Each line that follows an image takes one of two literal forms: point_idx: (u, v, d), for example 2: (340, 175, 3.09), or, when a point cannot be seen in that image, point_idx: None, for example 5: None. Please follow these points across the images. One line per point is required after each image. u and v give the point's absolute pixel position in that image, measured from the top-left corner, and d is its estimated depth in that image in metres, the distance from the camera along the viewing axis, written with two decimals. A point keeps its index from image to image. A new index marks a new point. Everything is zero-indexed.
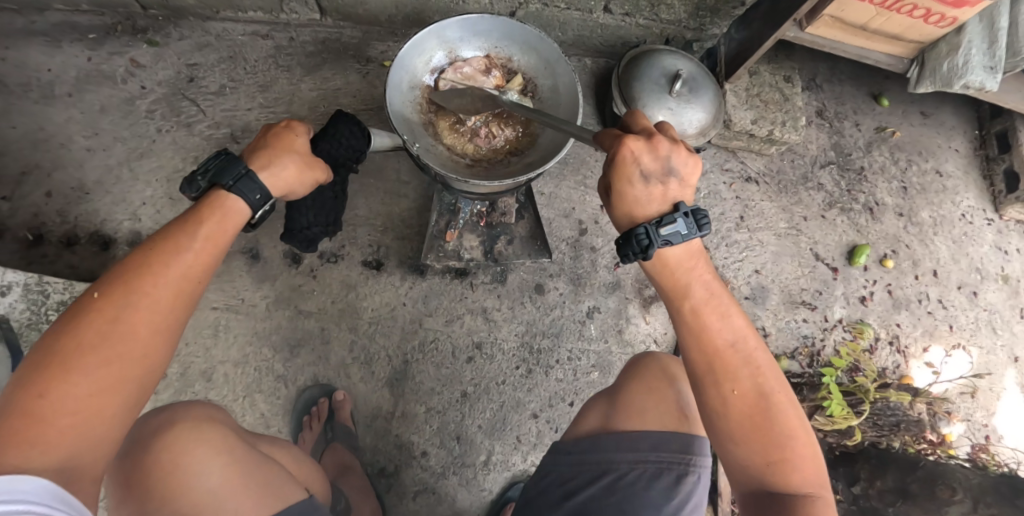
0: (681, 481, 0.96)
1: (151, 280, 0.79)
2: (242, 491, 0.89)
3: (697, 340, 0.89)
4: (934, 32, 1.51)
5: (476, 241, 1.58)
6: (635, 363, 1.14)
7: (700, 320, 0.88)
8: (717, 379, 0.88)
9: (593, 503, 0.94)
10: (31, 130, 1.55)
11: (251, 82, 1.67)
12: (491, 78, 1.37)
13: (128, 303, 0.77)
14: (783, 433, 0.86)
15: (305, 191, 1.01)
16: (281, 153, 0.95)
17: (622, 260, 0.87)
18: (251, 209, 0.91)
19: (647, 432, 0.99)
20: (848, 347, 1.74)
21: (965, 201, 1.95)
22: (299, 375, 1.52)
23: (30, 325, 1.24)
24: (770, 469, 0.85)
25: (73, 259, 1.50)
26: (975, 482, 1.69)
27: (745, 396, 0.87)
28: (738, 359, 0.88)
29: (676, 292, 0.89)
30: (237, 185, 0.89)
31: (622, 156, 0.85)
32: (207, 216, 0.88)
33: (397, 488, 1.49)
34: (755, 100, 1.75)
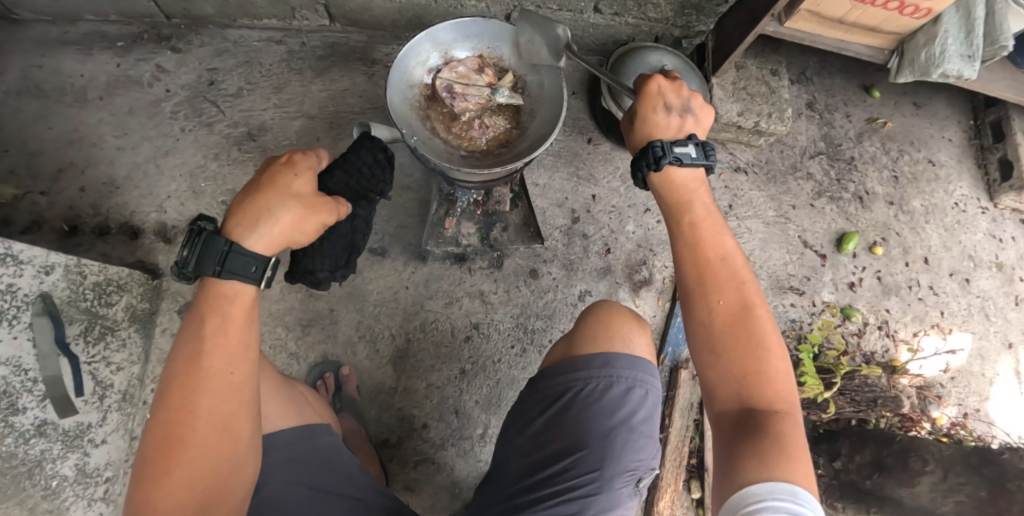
0: (632, 391, 1.09)
1: (208, 356, 0.86)
2: (275, 402, 1.05)
3: (694, 255, 1.00)
4: (911, 23, 1.56)
5: (473, 228, 1.69)
6: (587, 309, 1.29)
7: (698, 237, 1.01)
8: (707, 292, 0.97)
9: (558, 417, 1.09)
10: (67, 131, 1.71)
11: (266, 84, 1.81)
12: (484, 76, 1.46)
13: (199, 384, 0.85)
14: (761, 348, 0.93)
15: (313, 236, 1.00)
16: (270, 212, 0.94)
17: (639, 167, 1.01)
18: (249, 281, 0.92)
19: (599, 351, 1.12)
20: (821, 324, 1.78)
21: (958, 190, 1.97)
22: (309, 353, 1.64)
23: (69, 302, 1.36)
24: (747, 379, 0.92)
25: (105, 247, 1.65)
26: (948, 454, 1.74)
27: (729, 308, 0.96)
28: (725, 271, 0.98)
29: (679, 211, 1.03)
30: (225, 266, 0.90)
31: (648, 89, 1.05)
32: (230, 283, 0.91)
33: (399, 458, 1.60)
34: (742, 93, 1.82)
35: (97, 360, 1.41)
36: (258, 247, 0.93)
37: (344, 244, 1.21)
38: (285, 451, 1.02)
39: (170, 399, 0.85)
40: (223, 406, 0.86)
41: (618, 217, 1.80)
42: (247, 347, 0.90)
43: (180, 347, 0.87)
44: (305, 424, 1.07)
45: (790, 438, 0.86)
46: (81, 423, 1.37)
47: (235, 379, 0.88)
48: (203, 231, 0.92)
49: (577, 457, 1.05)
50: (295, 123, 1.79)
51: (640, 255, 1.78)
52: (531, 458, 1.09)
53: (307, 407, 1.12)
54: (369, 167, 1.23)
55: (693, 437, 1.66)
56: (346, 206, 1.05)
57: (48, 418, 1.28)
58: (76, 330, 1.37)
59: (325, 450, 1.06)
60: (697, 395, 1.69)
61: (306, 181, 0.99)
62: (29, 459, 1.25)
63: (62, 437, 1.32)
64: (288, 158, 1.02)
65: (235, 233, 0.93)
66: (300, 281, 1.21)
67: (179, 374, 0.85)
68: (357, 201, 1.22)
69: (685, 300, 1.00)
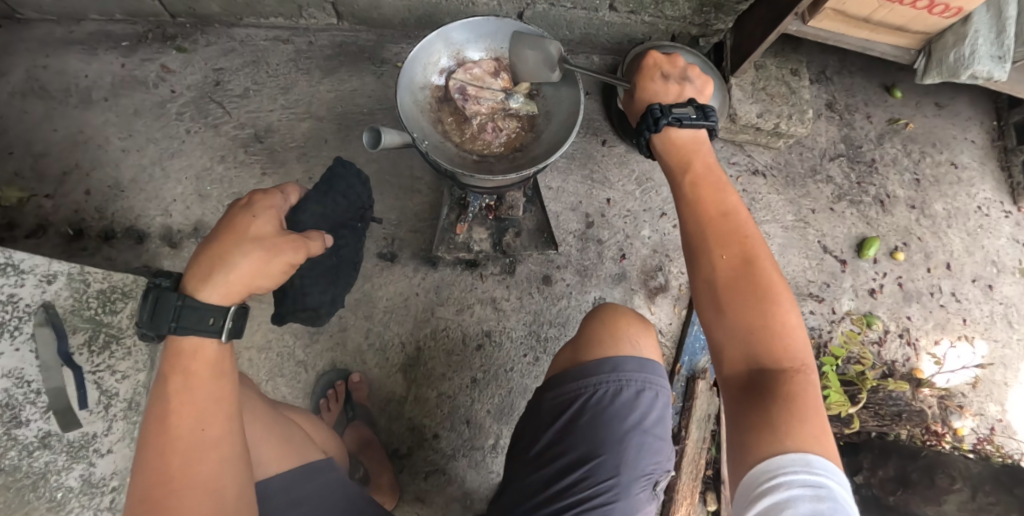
0: (642, 394, 1.04)
1: (177, 419, 0.83)
2: (269, 445, 1.01)
3: (695, 211, 0.94)
4: (940, 22, 1.51)
5: (485, 233, 1.64)
6: (590, 311, 1.24)
7: (698, 192, 0.95)
8: (710, 246, 0.90)
9: (568, 427, 1.04)
10: (72, 133, 1.67)
11: (273, 84, 1.77)
12: (502, 79, 1.41)
13: (173, 451, 0.82)
14: (770, 303, 0.86)
15: (280, 277, 0.93)
16: (227, 260, 0.88)
17: (639, 132, 1.01)
18: (210, 335, 0.87)
19: (607, 356, 1.07)
20: (846, 336, 1.73)
21: (981, 193, 1.89)
22: (318, 360, 1.61)
23: (73, 311, 1.35)
24: (753, 335, 0.85)
25: (110, 252, 1.61)
26: (976, 472, 1.67)
27: (733, 261, 0.88)
28: (729, 225, 0.92)
29: (680, 168, 0.98)
30: (180, 323, 0.86)
31: (646, 64, 1.08)
32: (190, 338, 0.87)
33: (410, 469, 1.57)
34: (761, 94, 1.77)
35: (102, 369, 1.37)
36: (214, 299, 0.88)
37: (328, 277, 1.21)
38: (284, 497, 0.98)
39: (148, 473, 0.82)
40: (204, 465, 0.83)
41: (633, 221, 1.76)
42: (218, 400, 0.87)
43: (150, 418, 0.84)
44: (303, 464, 1.03)
45: (806, 403, 0.79)
46: (87, 434, 1.31)
47: (210, 435, 0.85)
48: (156, 286, 0.88)
49: (593, 466, 1.01)
50: (303, 124, 1.75)
51: (655, 260, 1.74)
52: (544, 470, 1.05)
53: (306, 443, 1.08)
54: (344, 195, 1.23)
55: (709, 449, 1.63)
56: (316, 242, 0.99)
57: (51, 431, 1.23)
58: (79, 340, 1.35)
59: (328, 489, 1.02)
60: (715, 406, 1.65)
61: (265, 223, 0.93)
62: (35, 471, 1.22)
63: (68, 448, 1.27)
64: (247, 200, 0.97)
65: (190, 286, 0.88)
66: (287, 320, 1.20)
67: (151, 444, 0.83)
68: (338, 231, 1.22)
69: (688, 259, 0.93)
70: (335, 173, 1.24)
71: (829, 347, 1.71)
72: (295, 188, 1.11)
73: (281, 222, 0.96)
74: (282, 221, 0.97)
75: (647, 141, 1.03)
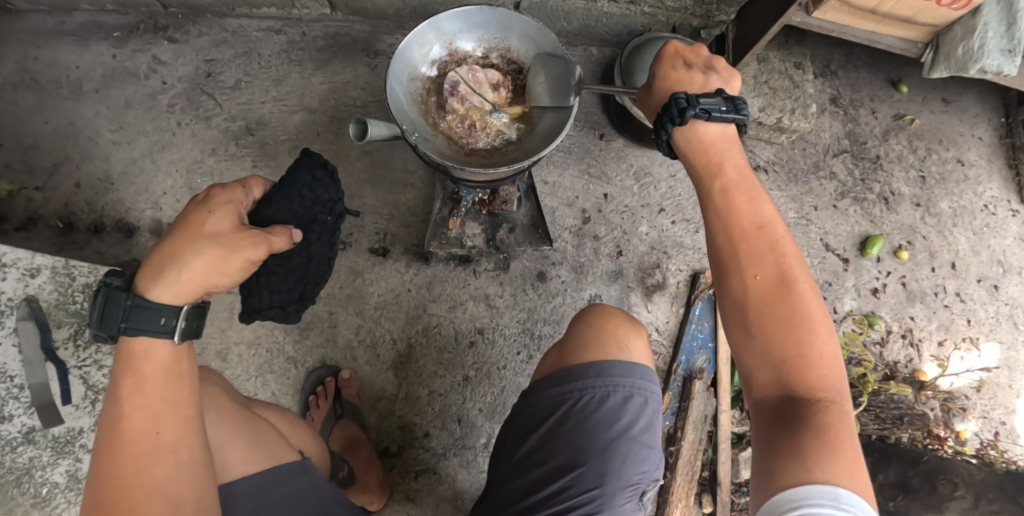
0: (630, 401, 1.01)
1: (130, 422, 0.84)
2: (237, 447, 0.99)
3: (726, 224, 0.87)
4: (948, 14, 1.45)
5: (479, 228, 1.61)
6: (581, 311, 1.22)
7: (730, 201, 0.88)
8: (742, 264, 0.85)
9: (551, 434, 1.02)
10: (62, 125, 1.65)
11: (265, 76, 1.74)
12: (496, 93, 1.39)
13: (127, 454, 0.83)
14: (805, 327, 0.82)
15: (240, 275, 0.91)
16: (178, 258, 0.87)
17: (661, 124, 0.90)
18: (162, 336, 0.88)
19: (593, 360, 1.04)
20: (847, 337, 1.69)
21: (988, 191, 1.83)
22: (308, 357, 1.59)
23: (57, 305, 1.32)
24: (787, 366, 0.81)
25: (100, 246, 1.60)
26: (979, 478, 1.66)
27: (767, 284, 0.83)
28: (764, 241, 0.85)
29: (710, 171, 0.90)
30: (130, 323, 0.86)
31: (665, 53, 0.98)
32: (143, 340, 0.87)
33: (400, 467, 1.55)
34: (763, 87, 1.72)
35: (87, 364, 1.33)
36: (164, 298, 0.87)
37: (296, 275, 1.12)
38: (251, 500, 0.96)
39: (102, 476, 0.82)
40: (159, 469, 0.84)
41: (630, 217, 1.72)
42: (172, 403, 0.87)
43: (105, 421, 0.86)
44: (273, 465, 1.01)
45: (839, 434, 0.76)
46: (71, 429, 1.30)
47: (166, 438, 0.86)
48: (107, 286, 0.88)
49: (576, 474, 0.99)
50: (296, 117, 1.73)
51: (653, 257, 1.70)
52: (526, 477, 1.03)
53: (279, 442, 1.06)
54: (311, 188, 1.13)
55: (706, 450, 1.59)
56: (281, 235, 0.95)
57: (33, 425, 1.27)
58: (64, 334, 1.32)
59: (296, 492, 1.00)
60: (712, 406, 1.62)
61: (221, 219, 0.92)
62: (17, 467, 1.26)
63: (52, 444, 1.28)
64: (204, 196, 0.95)
65: (141, 285, 0.88)
66: (256, 318, 1.14)
67: (106, 447, 0.84)
68: (307, 226, 1.12)
69: (716, 274, 0.88)
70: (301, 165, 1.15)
71: None
72: (258, 182, 1.10)
73: (240, 217, 0.95)
74: (242, 216, 0.95)
75: (669, 136, 0.92)
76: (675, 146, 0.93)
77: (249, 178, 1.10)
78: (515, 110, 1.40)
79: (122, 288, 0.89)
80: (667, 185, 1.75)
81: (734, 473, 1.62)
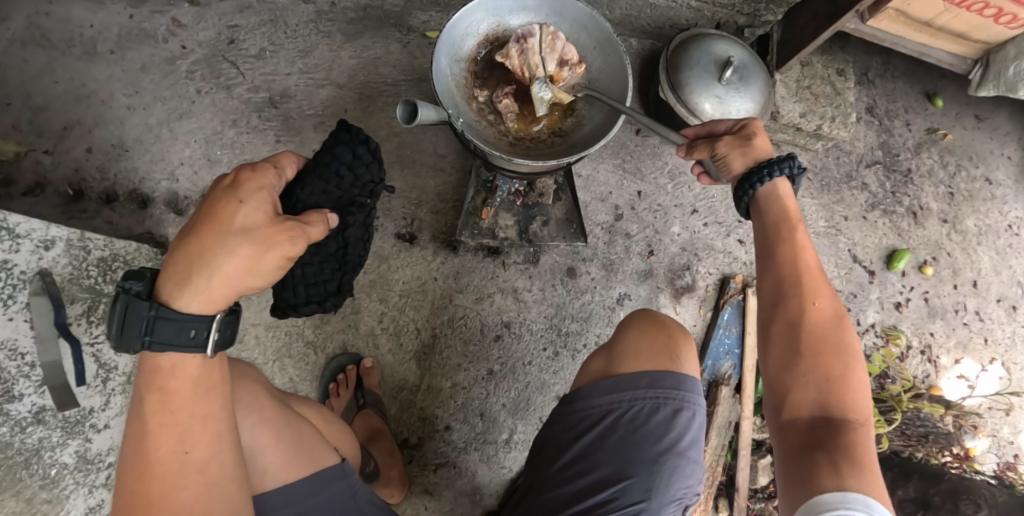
0: (679, 415, 1.03)
1: (156, 443, 0.78)
2: (276, 452, 0.95)
3: (796, 255, 0.92)
4: (1004, 32, 1.44)
5: (511, 220, 1.56)
6: (629, 318, 1.23)
7: (805, 241, 0.94)
8: (804, 291, 0.90)
9: (598, 443, 1.02)
10: (73, 86, 1.54)
11: (292, 47, 1.65)
12: (559, 68, 1.26)
13: (153, 476, 0.78)
14: (850, 359, 0.87)
15: (275, 274, 0.82)
16: (208, 259, 0.77)
17: (784, 161, 0.94)
18: (192, 349, 0.79)
19: (644, 370, 1.06)
20: (880, 354, 1.70)
21: (1013, 211, 1.84)
22: (328, 342, 1.53)
23: (71, 279, 1.21)
24: (830, 383, 0.84)
25: (112, 216, 1.51)
26: (1003, 500, 1.67)
27: (823, 312, 0.89)
28: (823, 279, 0.92)
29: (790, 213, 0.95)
30: (155, 337, 0.77)
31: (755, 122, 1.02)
32: (168, 354, 0.79)
33: (419, 460, 1.53)
34: (805, 92, 1.70)
35: (100, 340, 1.24)
36: (194, 308, 0.78)
37: (333, 265, 1.03)
38: (290, 509, 0.94)
39: (129, 496, 0.78)
40: (187, 490, 0.78)
41: (663, 216, 1.70)
42: (202, 419, 0.80)
43: (130, 437, 0.80)
44: (313, 472, 0.97)
45: (870, 456, 0.77)
46: (82, 408, 1.16)
47: (194, 458, 0.80)
48: (126, 291, 0.78)
49: (623, 486, 0.98)
50: (322, 92, 1.65)
51: (683, 259, 1.68)
52: (570, 485, 1.01)
53: (317, 443, 1.01)
54: (351, 166, 1.02)
55: (726, 456, 1.62)
56: (317, 225, 0.86)
57: (44, 405, 1.07)
58: (78, 310, 1.20)
59: (334, 501, 0.97)
60: (735, 413, 1.63)
61: (254, 209, 0.81)
62: (26, 449, 1.04)
63: (62, 424, 1.10)
64: (233, 179, 0.84)
65: (166, 292, 0.78)
66: (290, 315, 1.04)
67: (131, 466, 0.78)
68: (344, 209, 1.02)
69: (771, 294, 0.93)
70: (340, 140, 1.02)
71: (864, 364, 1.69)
72: (290, 160, 0.97)
73: (274, 205, 0.84)
74: (276, 204, 0.84)
75: (755, 190, 0.96)
76: (756, 197, 0.97)
77: (278, 155, 0.96)
78: (560, 97, 1.27)
79: (143, 294, 0.79)
80: (701, 186, 1.73)
81: (751, 479, 1.66)
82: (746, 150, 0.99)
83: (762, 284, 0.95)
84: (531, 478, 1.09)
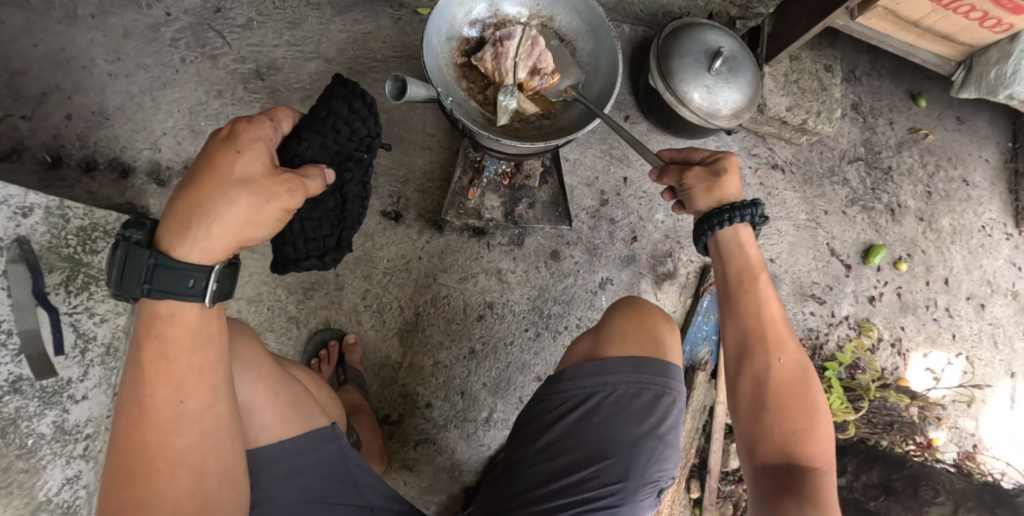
0: (661, 400, 1.06)
1: (152, 390, 0.78)
2: (272, 410, 0.96)
3: (760, 310, 0.98)
4: (988, 37, 1.47)
5: (498, 201, 1.56)
6: (618, 302, 1.25)
7: (766, 295, 0.99)
8: (771, 346, 0.96)
9: (580, 423, 1.04)
10: (52, 50, 1.50)
11: (280, 18, 1.62)
12: (530, 77, 1.26)
13: (148, 423, 0.78)
14: (816, 411, 0.93)
15: (274, 226, 0.82)
16: (207, 208, 0.76)
17: (741, 210, 0.97)
18: (192, 299, 0.78)
19: (630, 356, 1.09)
20: (852, 345, 1.76)
21: (987, 212, 1.90)
22: (311, 318, 1.53)
23: (49, 248, 1.18)
24: (796, 435, 0.90)
25: (91, 185, 1.49)
26: (960, 487, 1.76)
27: (789, 366, 0.95)
28: (788, 333, 0.98)
29: (753, 269, 1.00)
30: (155, 285, 0.76)
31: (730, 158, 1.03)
32: (166, 303, 0.78)
33: (399, 436, 1.54)
34: (793, 87, 1.71)
35: (79, 310, 1.20)
36: (193, 257, 0.78)
37: (332, 220, 1.01)
38: (284, 465, 0.95)
39: (123, 442, 0.78)
40: (181, 438, 0.79)
41: (648, 203, 1.71)
42: (199, 369, 0.81)
43: (125, 385, 0.80)
44: (306, 431, 0.98)
45: (834, 500, 0.83)
46: (59, 379, 1.12)
47: (190, 407, 0.80)
48: (126, 239, 0.77)
49: (603, 466, 1.01)
50: (310, 65, 1.63)
51: (666, 246, 1.71)
52: (551, 463, 1.04)
53: (310, 405, 1.02)
54: (347, 121, 0.99)
55: (700, 439, 1.68)
56: (316, 179, 0.86)
57: (21, 374, 1.06)
58: (56, 280, 1.18)
59: (327, 461, 0.99)
60: (710, 398, 1.69)
61: (252, 160, 0.80)
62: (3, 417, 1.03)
63: (40, 393, 1.08)
64: (229, 131, 0.83)
65: (166, 241, 0.78)
66: (290, 271, 1.02)
67: (126, 414, 0.78)
68: (341, 164, 1.00)
69: (739, 346, 0.98)
70: (336, 95, 1.00)
71: (836, 354, 1.74)
72: (285, 114, 0.95)
73: (272, 156, 0.83)
74: (273, 155, 0.84)
75: (716, 232, 1.00)
76: (720, 238, 1.01)
77: (276, 108, 0.94)
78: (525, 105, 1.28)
79: (144, 243, 0.78)
80: None
81: (723, 462, 1.72)
82: (713, 184, 1.00)
83: (728, 336, 1.01)
84: (515, 451, 1.10)
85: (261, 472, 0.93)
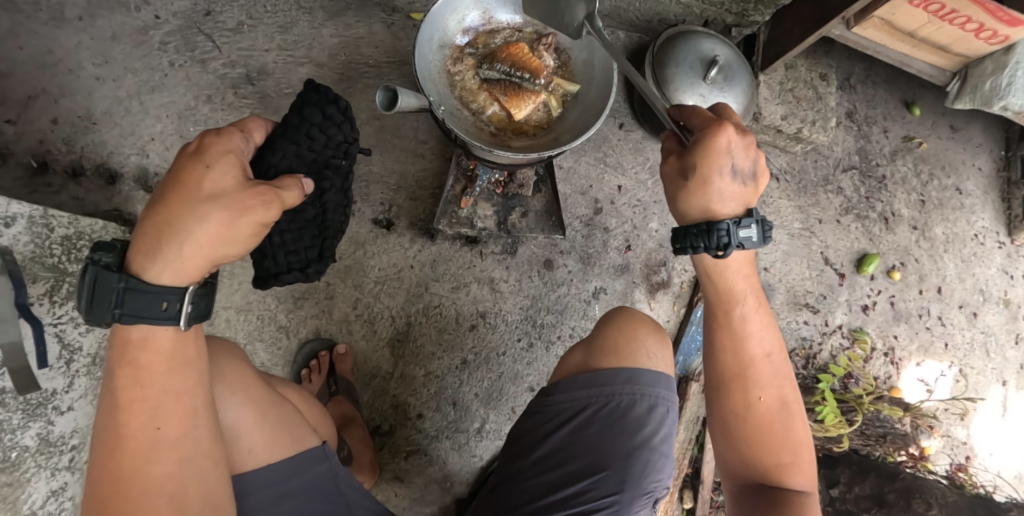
0: (653, 410, 1.04)
1: (128, 416, 0.76)
2: (259, 431, 0.94)
3: (738, 345, 0.94)
4: (984, 48, 1.46)
5: (490, 210, 1.54)
6: (610, 312, 1.23)
7: (744, 327, 0.93)
8: (749, 386, 0.93)
9: (572, 437, 1.03)
10: (38, 53, 1.47)
11: (271, 22, 1.60)
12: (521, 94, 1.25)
13: (123, 451, 0.76)
14: (798, 442, 0.94)
15: (251, 241, 0.78)
16: (178, 227, 0.74)
17: (689, 244, 0.88)
18: (165, 322, 0.77)
19: (621, 367, 1.07)
20: (846, 356, 1.76)
21: (980, 221, 1.90)
22: (301, 327, 1.51)
23: (34, 258, 1.15)
24: (778, 470, 0.93)
25: (78, 191, 1.46)
26: (953, 500, 1.74)
27: (769, 404, 0.93)
28: (769, 366, 0.94)
29: (726, 299, 0.93)
30: (126, 309, 0.74)
31: (716, 145, 0.81)
32: (138, 326, 0.76)
33: (390, 447, 1.53)
34: (787, 95, 1.70)
35: (64, 321, 1.16)
36: (165, 279, 0.76)
37: (313, 230, 0.98)
38: (273, 488, 0.93)
39: (100, 471, 0.76)
40: (159, 467, 0.77)
41: (642, 212, 1.71)
42: (176, 394, 0.79)
43: (102, 412, 0.78)
44: (294, 452, 0.96)
45: None
46: (43, 391, 1.10)
47: (167, 434, 0.78)
48: (95, 263, 0.75)
49: (597, 478, 0.99)
50: (302, 70, 1.60)
51: (660, 255, 1.70)
52: (545, 476, 1.02)
53: (299, 423, 1.00)
54: (322, 128, 0.97)
55: (693, 450, 1.68)
56: (292, 189, 0.82)
57: (3, 387, 1.01)
58: (40, 289, 1.13)
59: (316, 481, 0.97)
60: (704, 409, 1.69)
61: (223, 174, 0.77)
62: None
63: (23, 406, 1.05)
64: (197, 144, 0.80)
65: (136, 264, 0.76)
66: (273, 285, 0.99)
67: (103, 443, 0.77)
68: (319, 173, 0.98)
69: (718, 384, 0.96)
70: (308, 101, 0.97)
71: (829, 365, 1.74)
72: (258, 123, 0.93)
73: (244, 169, 0.80)
74: (246, 168, 0.80)
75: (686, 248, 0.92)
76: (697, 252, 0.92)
77: (245, 118, 0.91)
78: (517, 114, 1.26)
79: (114, 265, 0.76)
80: None
81: (715, 471, 1.72)
82: (681, 194, 0.88)
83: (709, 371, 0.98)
84: (508, 467, 1.09)
85: (250, 495, 0.92)
